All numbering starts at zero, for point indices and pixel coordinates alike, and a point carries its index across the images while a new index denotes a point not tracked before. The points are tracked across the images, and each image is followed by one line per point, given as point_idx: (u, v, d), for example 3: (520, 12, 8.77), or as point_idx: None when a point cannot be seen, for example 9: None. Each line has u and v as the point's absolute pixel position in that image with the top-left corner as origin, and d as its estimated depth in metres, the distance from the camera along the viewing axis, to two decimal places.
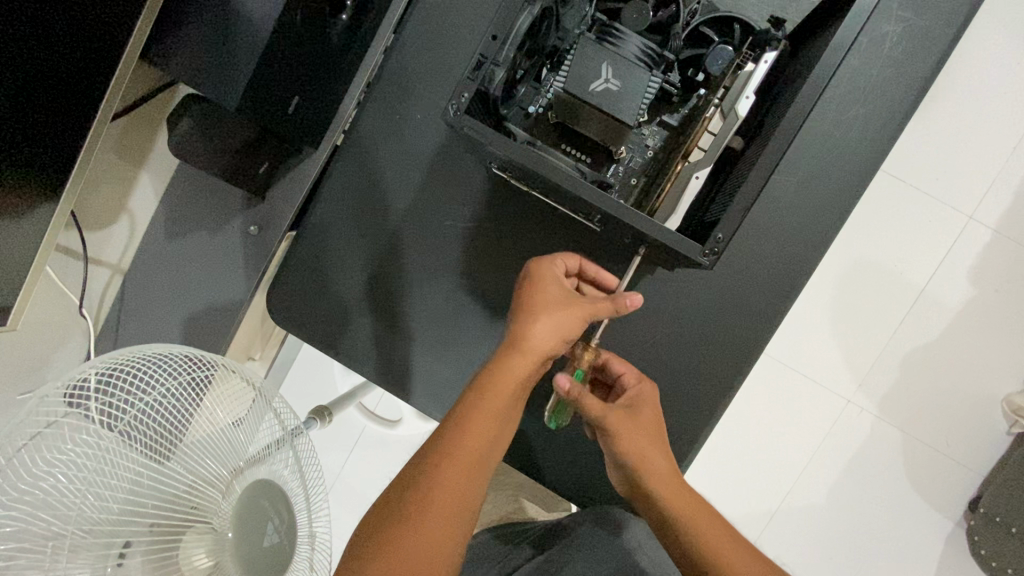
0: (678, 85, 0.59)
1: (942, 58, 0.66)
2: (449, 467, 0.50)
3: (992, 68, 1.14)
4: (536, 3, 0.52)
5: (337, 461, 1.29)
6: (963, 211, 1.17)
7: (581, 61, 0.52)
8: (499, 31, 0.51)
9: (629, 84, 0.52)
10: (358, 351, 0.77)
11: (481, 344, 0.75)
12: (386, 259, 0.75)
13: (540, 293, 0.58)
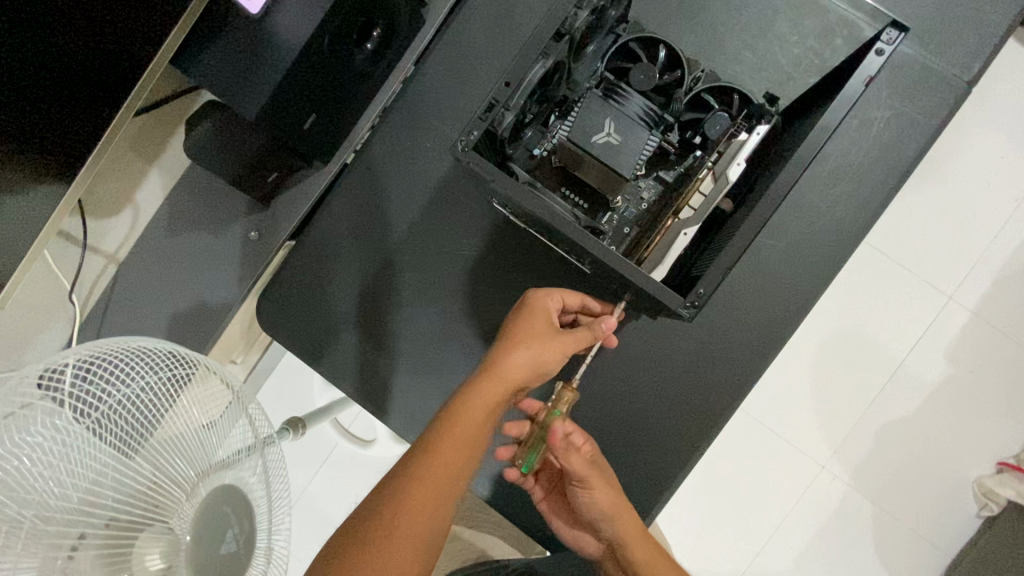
0: (675, 145, 0.62)
1: (925, 147, 0.71)
2: (416, 490, 0.51)
3: (974, 159, 1.21)
4: (550, 57, 0.55)
5: (304, 475, 1.27)
6: (942, 290, 1.21)
7: (586, 115, 0.56)
8: (511, 78, 0.54)
9: (629, 140, 0.55)
10: (340, 365, 0.78)
11: (464, 371, 0.76)
12: (380, 276, 0.77)
13: (529, 323, 0.59)
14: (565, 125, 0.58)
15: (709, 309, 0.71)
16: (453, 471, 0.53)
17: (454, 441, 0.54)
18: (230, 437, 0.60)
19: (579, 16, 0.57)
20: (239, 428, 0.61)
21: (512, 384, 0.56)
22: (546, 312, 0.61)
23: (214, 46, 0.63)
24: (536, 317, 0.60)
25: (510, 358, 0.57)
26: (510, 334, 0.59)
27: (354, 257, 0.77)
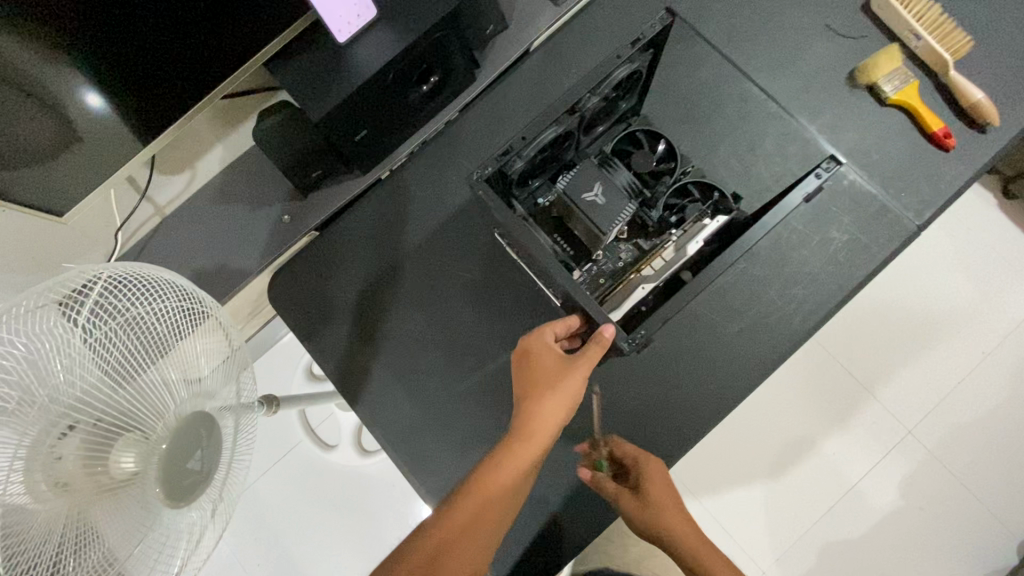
0: (653, 220, 0.73)
1: (873, 274, 0.81)
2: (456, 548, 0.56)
3: (948, 307, 1.31)
4: (562, 125, 0.68)
5: (259, 464, 1.30)
6: (902, 423, 1.27)
7: (582, 177, 0.68)
8: (527, 134, 0.66)
9: (612, 202, 0.67)
10: (331, 346, 0.88)
11: (436, 378, 0.84)
12: (385, 279, 0.88)
13: (544, 369, 0.64)
14: (563, 184, 0.69)
15: (662, 372, 0.80)
16: (482, 527, 0.57)
17: (480, 499, 0.58)
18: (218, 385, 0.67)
19: (591, 100, 0.69)
20: (227, 381, 0.69)
21: (535, 436, 0.61)
22: (552, 352, 0.66)
23: (302, 58, 0.77)
24: (547, 362, 0.65)
25: (535, 416, 0.61)
26: (529, 386, 0.64)
27: (367, 259, 0.90)
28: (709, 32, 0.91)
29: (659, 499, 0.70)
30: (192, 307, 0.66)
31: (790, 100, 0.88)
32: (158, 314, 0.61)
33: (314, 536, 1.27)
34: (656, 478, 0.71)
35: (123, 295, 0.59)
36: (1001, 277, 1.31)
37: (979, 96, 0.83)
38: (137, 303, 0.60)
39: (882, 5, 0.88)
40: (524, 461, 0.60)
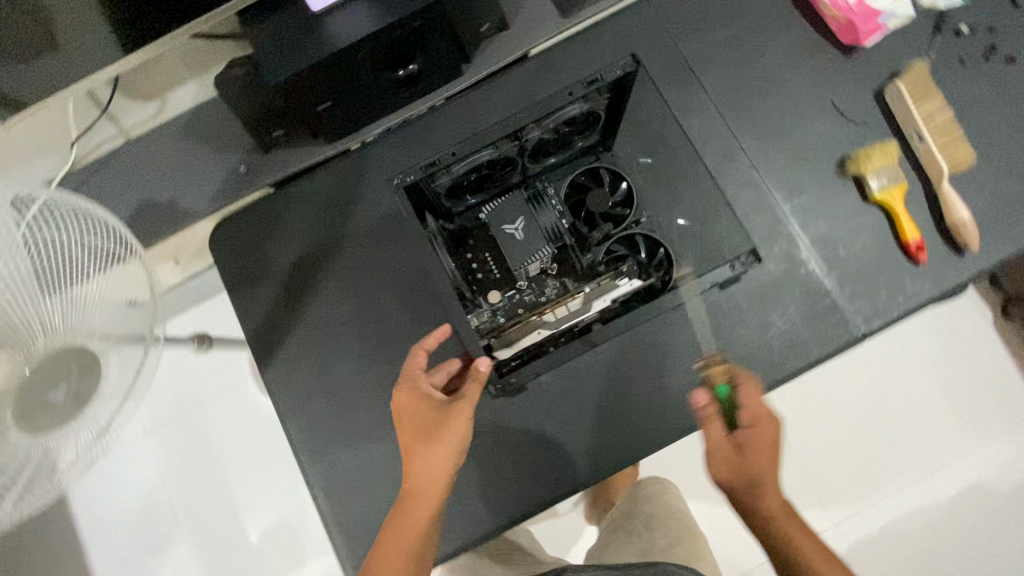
0: (580, 266, 0.78)
1: (803, 370, 0.79)
2: None
3: (924, 416, 1.21)
4: (496, 151, 0.76)
5: (202, 391, 1.35)
6: (835, 520, 1.19)
7: (508, 210, 0.79)
8: (455, 152, 0.76)
9: (527, 238, 0.77)
10: (255, 306, 0.87)
11: (347, 363, 0.85)
12: (322, 252, 0.88)
13: (421, 420, 0.67)
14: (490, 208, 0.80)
15: (561, 419, 0.77)
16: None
17: (383, 555, 0.61)
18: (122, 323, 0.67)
19: (534, 133, 0.77)
20: (140, 320, 0.68)
21: (429, 486, 0.64)
22: (427, 401, 0.68)
23: (276, 18, 0.75)
24: (422, 415, 0.67)
25: (427, 468, 0.64)
26: (409, 443, 0.66)
27: (309, 228, 0.89)
28: (709, 83, 0.88)
29: (759, 476, 0.62)
30: (116, 248, 0.69)
31: (773, 172, 0.85)
32: (78, 247, 0.65)
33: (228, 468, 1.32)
34: (763, 444, 0.63)
35: (53, 223, 0.64)
36: (993, 399, 1.20)
37: (963, 218, 0.78)
38: (62, 234, 0.65)
39: (895, 94, 0.83)
40: (419, 516, 0.63)
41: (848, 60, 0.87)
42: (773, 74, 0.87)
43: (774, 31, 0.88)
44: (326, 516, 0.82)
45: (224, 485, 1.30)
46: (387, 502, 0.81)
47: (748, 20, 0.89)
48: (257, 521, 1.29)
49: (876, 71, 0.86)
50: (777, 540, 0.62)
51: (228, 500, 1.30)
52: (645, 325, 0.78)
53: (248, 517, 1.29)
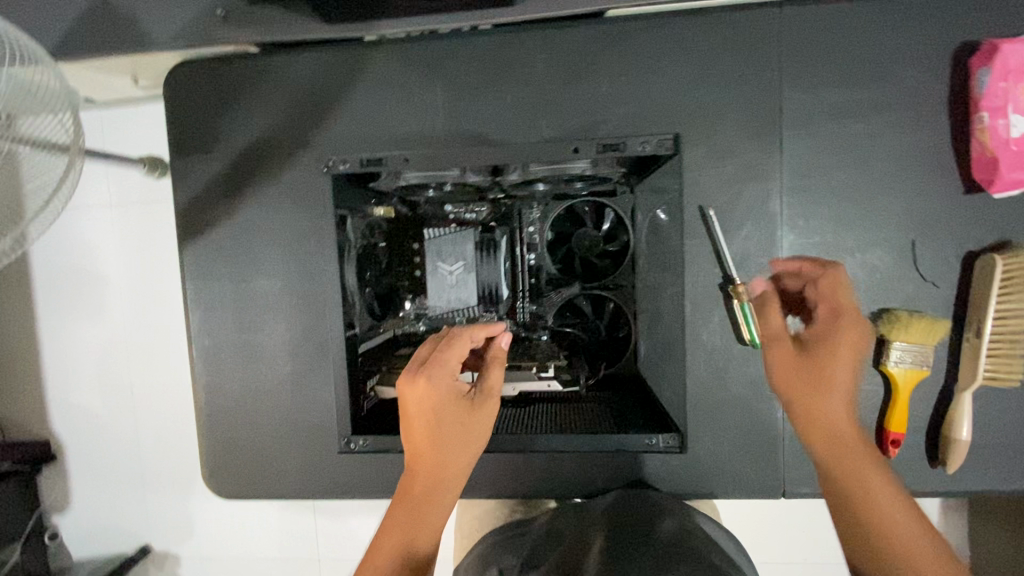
0: (520, 318, 0.81)
1: (702, 494, 0.74)
2: (391, 532, 0.63)
3: None
4: (466, 171, 0.75)
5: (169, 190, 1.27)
6: None
7: (451, 246, 0.79)
8: (412, 158, 0.74)
9: (463, 279, 0.79)
10: (194, 174, 0.78)
11: (269, 280, 0.78)
12: (281, 147, 0.76)
13: (449, 417, 0.65)
14: (453, 217, 0.82)
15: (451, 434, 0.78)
16: (410, 565, 0.61)
17: (402, 533, 0.62)
18: (37, 123, 0.64)
19: (513, 171, 0.75)
20: (58, 121, 0.65)
21: (455, 478, 0.66)
22: (457, 396, 0.66)
23: None
24: (450, 412, 0.65)
25: (450, 419, 0.65)
26: (438, 439, 0.65)
27: (276, 113, 0.76)
28: (792, 154, 0.70)
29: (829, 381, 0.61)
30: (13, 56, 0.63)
31: (796, 290, 0.72)
32: None
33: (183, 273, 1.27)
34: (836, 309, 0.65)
35: None
36: None
37: (962, 437, 0.68)
38: None
39: (986, 269, 0.67)
40: (442, 506, 0.65)
41: (962, 202, 0.69)
42: (868, 178, 0.70)
43: (904, 123, 0.69)
44: (200, 413, 0.81)
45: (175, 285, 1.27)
46: (260, 426, 0.81)
47: (883, 95, 0.68)
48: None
49: (984, 230, 0.69)
50: (865, 506, 0.58)
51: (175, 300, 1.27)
52: (539, 433, 0.75)
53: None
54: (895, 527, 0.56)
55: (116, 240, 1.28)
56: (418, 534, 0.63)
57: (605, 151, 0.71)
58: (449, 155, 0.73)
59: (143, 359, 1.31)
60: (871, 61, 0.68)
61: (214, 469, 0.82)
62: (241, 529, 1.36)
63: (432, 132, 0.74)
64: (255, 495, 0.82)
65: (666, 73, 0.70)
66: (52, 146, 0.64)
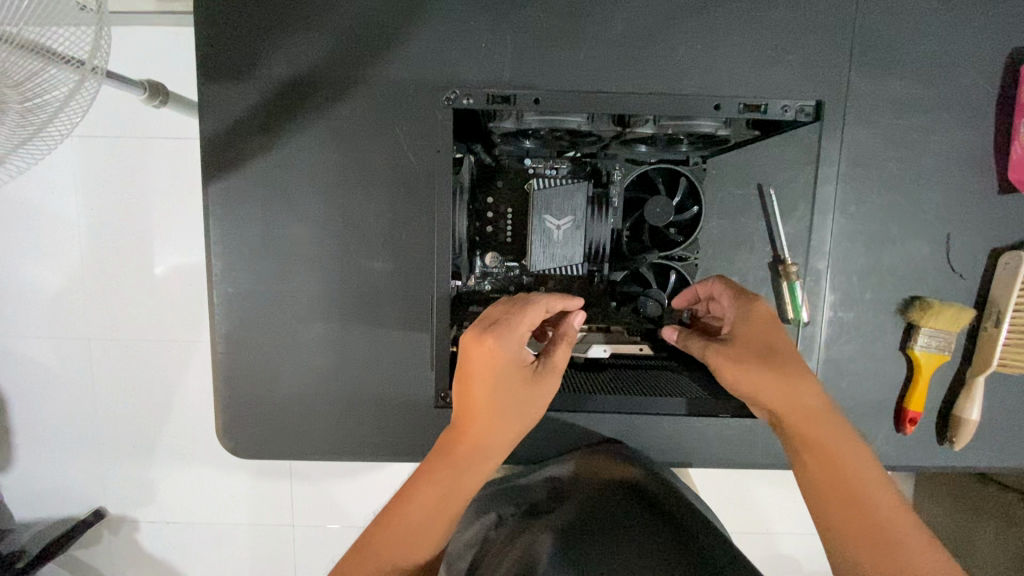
0: (600, 284, 0.77)
1: (735, 463, 0.76)
2: (417, 493, 0.57)
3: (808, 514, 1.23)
4: (591, 120, 0.66)
5: (158, 124, 1.13)
6: None
7: (559, 199, 0.71)
8: (543, 99, 0.65)
9: (564, 238, 0.72)
10: (226, 103, 0.71)
11: (304, 226, 0.73)
12: (325, 84, 0.70)
13: (513, 382, 0.60)
14: (533, 172, 0.75)
15: None
16: (435, 524, 0.56)
17: (437, 489, 0.57)
18: (50, 33, 0.56)
19: (645, 124, 0.68)
20: (80, 33, 0.57)
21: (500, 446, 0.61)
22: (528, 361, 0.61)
23: None
24: (517, 376, 0.60)
25: (509, 388, 0.60)
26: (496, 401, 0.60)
27: (319, 45, 0.70)
28: (851, 140, 0.71)
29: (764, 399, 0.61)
30: None
31: (841, 274, 0.74)
32: None
33: (160, 215, 1.16)
34: (755, 326, 0.64)
35: None
36: None
37: (972, 415, 0.74)
38: None
39: (1011, 264, 0.72)
40: (480, 473, 0.59)
41: (996, 200, 0.73)
42: (917, 171, 0.72)
43: (955, 121, 0.72)
44: (216, 365, 0.75)
45: (148, 226, 1.16)
46: (284, 381, 0.76)
47: (939, 92, 0.71)
48: (165, 256, 1.17)
49: (1010, 229, 0.74)
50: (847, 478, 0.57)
51: (155, 241, 1.17)
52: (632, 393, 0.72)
53: (157, 255, 1.17)
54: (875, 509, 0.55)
55: (80, 175, 1.14)
56: (445, 505, 0.57)
57: (746, 111, 0.65)
58: (569, 99, 0.65)
59: (107, 304, 1.19)
60: (933, 57, 0.70)
61: (229, 425, 0.77)
62: (213, 492, 1.29)
63: (500, 80, 0.70)
64: (274, 454, 0.77)
65: (742, 45, 0.69)
66: (67, 61, 0.57)
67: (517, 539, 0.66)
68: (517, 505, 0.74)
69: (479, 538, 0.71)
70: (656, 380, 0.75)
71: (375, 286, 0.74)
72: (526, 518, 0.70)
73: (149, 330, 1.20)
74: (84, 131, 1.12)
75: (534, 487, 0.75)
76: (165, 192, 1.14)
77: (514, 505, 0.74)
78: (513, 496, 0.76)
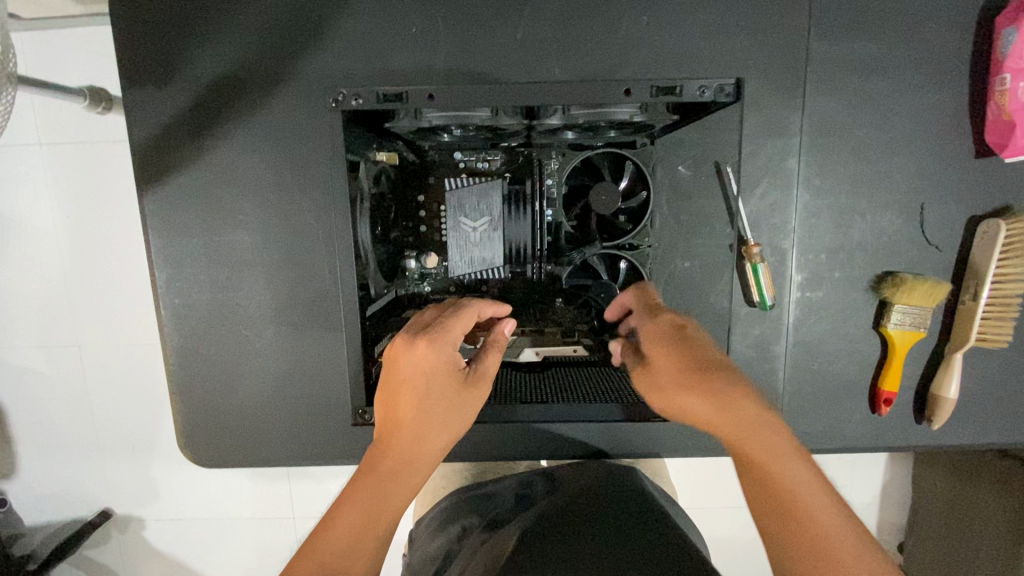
0: (540, 279, 0.77)
1: (703, 453, 0.74)
2: (341, 516, 0.54)
3: None
4: (492, 111, 0.67)
5: (116, 127, 1.11)
6: None
7: (479, 200, 0.74)
8: (437, 94, 0.65)
9: (487, 238, 0.75)
10: (152, 108, 0.68)
11: (245, 232, 0.71)
12: (256, 80, 0.67)
13: (436, 394, 0.60)
14: (464, 165, 0.76)
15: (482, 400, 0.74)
16: (360, 545, 0.53)
17: (361, 510, 0.55)
18: None
19: (555, 113, 0.68)
20: None
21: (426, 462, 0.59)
22: (451, 371, 0.61)
23: None
24: (447, 380, 0.60)
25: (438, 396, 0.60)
26: (419, 415, 0.59)
27: (251, 38, 0.66)
28: (814, 109, 0.67)
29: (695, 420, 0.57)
30: None
31: (807, 252, 0.70)
32: None
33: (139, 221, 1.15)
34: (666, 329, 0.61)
35: None
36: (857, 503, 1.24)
37: (951, 393, 0.71)
38: None
39: (989, 233, 0.68)
40: (405, 491, 0.57)
41: (973, 165, 0.68)
42: (887, 138, 0.68)
43: (927, 82, 0.66)
44: (170, 377, 0.75)
45: (125, 232, 1.15)
46: (241, 389, 0.75)
47: (909, 51, 0.66)
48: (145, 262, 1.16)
49: (989, 194, 0.69)
50: (790, 496, 0.51)
51: (123, 248, 1.16)
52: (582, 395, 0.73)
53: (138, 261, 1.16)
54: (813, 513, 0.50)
55: (50, 184, 1.13)
56: (373, 523, 0.55)
57: (661, 94, 0.65)
58: (469, 91, 0.65)
59: (89, 312, 1.19)
60: (900, 13, 0.65)
61: (190, 437, 0.76)
62: (207, 490, 1.31)
63: (435, 72, 0.66)
64: (237, 463, 0.77)
65: (691, 11, 0.64)
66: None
67: (481, 547, 0.65)
68: (481, 516, 0.74)
69: (442, 551, 0.70)
70: (592, 379, 0.76)
71: (323, 290, 0.72)
72: (490, 529, 0.69)
73: (133, 335, 1.21)
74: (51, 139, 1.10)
75: (500, 497, 0.77)
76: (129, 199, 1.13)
77: (477, 516, 0.73)
78: (478, 507, 0.76)
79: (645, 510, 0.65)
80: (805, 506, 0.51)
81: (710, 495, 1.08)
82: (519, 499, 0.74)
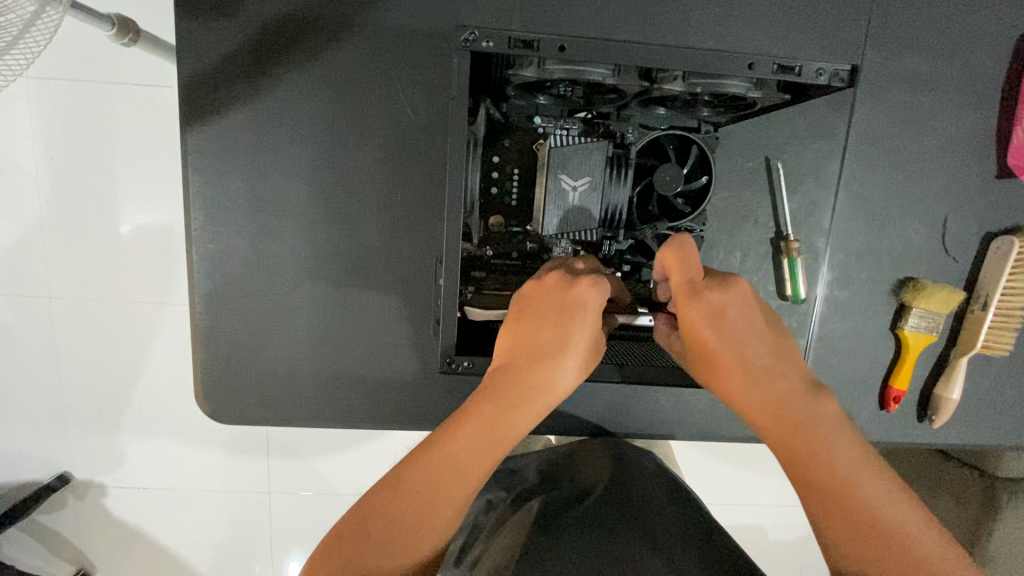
0: (605, 252, 0.76)
1: (726, 437, 0.77)
2: (437, 459, 0.55)
3: None
4: (610, 72, 0.65)
5: (124, 66, 1.01)
6: None
7: (580, 163, 0.68)
8: (569, 46, 0.63)
9: (582, 203, 0.69)
10: (206, 42, 0.65)
11: (291, 182, 0.68)
12: (318, 27, 0.65)
13: (573, 332, 0.61)
14: (544, 132, 0.71)
15: None
16: (476, 467, 0.55)
17: (459, 457, 0.55)
18: None
19: (676, 82, 0.67)
20: None
21: (545, 402, 0.60)
22: (567, 326, 0.61)
23: None
24: (555, 327, 0.61)
25: (548, 367, 0.60)
26: (550, 347, 0.60)
27: None
28: (861, 117, 0.70)
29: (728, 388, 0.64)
30: None
31: (840, 252, 0.74)
32: None
33: (138, 169, 1.06)
34: (705, 316, 0.63)
35: None
36: None
37: (953, 394, 0.76)
38: None
39: (1002, 248, 0.73)
40: (530, 418, 0.59)
41: (993, 184, 0.74)
42: (922, 152, 0.72)
43: (963, 103, 0.71)
44: (195, 327, 0.71)
45: (113, 179, 1.05)
46: (268, 345, 0.72)
47: (950, 72, 0.70)
48: (134, 214, 1.07)
49: (1004, 213, 0.75)
50: (853, 494, 0.56)
51: (118, 196, 1.06)
52: (628, 375, 0.73)
53: (125, 211, 1.07)
54: (884, 513, 0.55)
55: (34, 120, 1.02)
56: (470, 477, 0.55)
57: (779, 71, 0.66)
58: (598, 46, 0.63)
59: (65, 263, 1.09)
60: (947, 35, 0.69)
61: (211, 390, 0.73)
62: (182, 461, 1.23)
63: (515, 29, 0.65)
64: (258, 422, 0.75)
65: (762, 10, 0.66)
66: None
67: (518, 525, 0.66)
68: (507, 489, 0.74)
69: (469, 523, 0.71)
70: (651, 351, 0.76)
71: (367, 249, 0.70)
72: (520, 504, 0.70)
73: (112, 292, 1.11)
74: (40, 72, 1.00)
75: (526, 473, 0.76)
76: (133, 146, 1.04)
77: (504, 491, 0.73)
78: (502, 481, 0.76)
79: (685, 533, 0.63)
80: (867, 499, 0.56)
81: (703, 484, 1.12)
82: (554, 481, 0.74)
